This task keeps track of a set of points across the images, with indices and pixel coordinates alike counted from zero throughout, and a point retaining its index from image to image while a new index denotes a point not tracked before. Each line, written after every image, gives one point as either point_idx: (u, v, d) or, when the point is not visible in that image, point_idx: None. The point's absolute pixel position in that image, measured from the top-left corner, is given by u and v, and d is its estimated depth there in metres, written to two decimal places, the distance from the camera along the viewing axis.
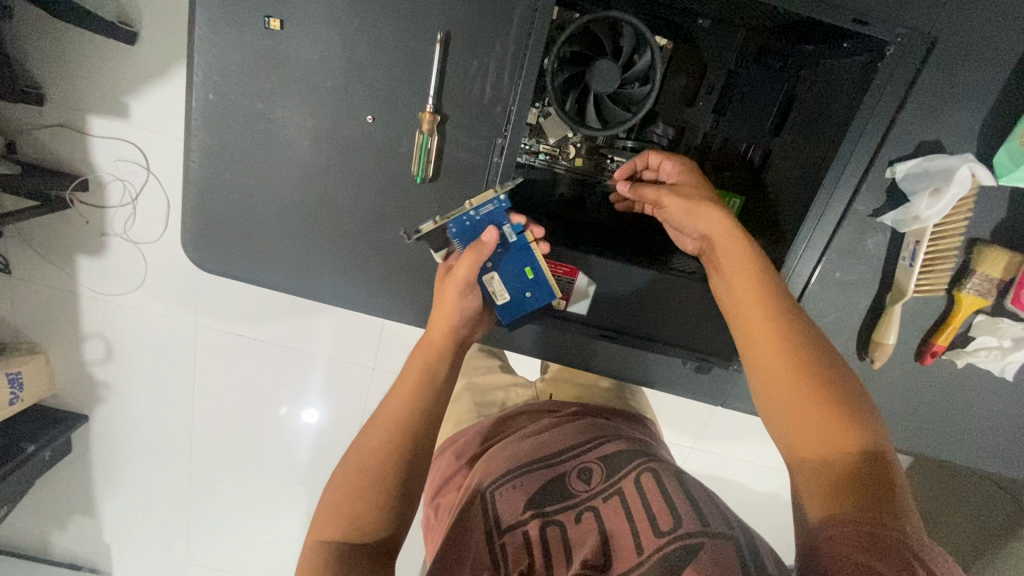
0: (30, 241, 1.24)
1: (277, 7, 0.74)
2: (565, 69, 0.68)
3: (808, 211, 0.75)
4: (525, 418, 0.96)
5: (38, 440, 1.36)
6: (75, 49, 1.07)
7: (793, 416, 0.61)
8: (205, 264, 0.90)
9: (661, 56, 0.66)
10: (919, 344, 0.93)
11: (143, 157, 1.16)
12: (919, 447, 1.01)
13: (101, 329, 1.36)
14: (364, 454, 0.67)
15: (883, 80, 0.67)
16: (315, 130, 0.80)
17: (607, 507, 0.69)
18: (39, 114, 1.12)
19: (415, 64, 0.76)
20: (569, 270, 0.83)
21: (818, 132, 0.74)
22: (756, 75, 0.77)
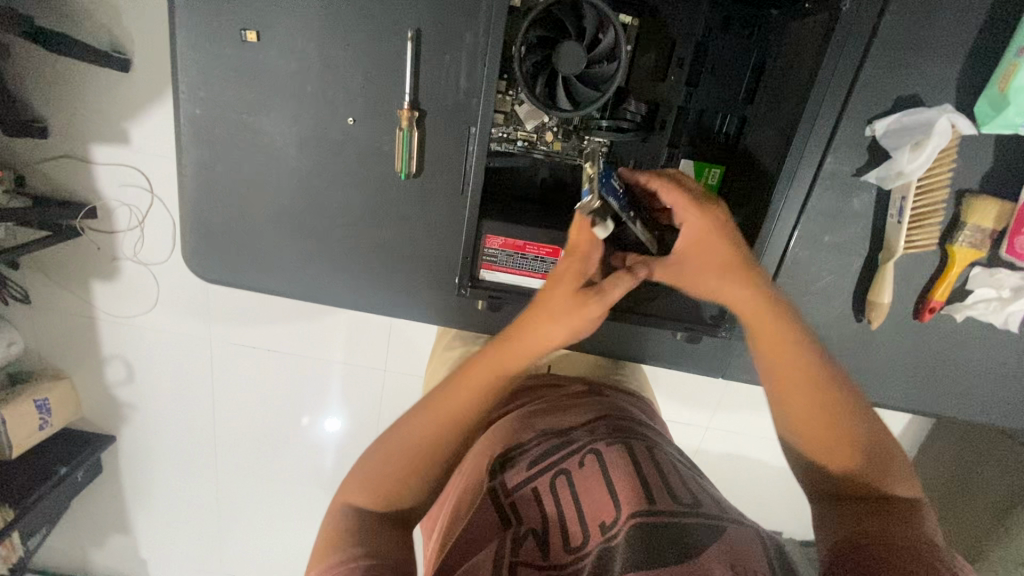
0: (49, 270, 1.30)
1: (252, 20, 0.76)
2: (532, 54, 0.69)
3: (785, 171, 0.76)
4: (519, 388, 0.95)
5: (70, 462, 1.42)
6: (76, 82, 1.12)
7: (819, 448, 0.68)
8: (207, 276, 0.92)
9: (623, 33, 0.67)
10: (918, 302, 0.93)
11: (146, 179, 1.19)
12: (926, 404, 1.01)
13: (120, 349, 1.40)
14: (415, 439, 0.68)
15: (844, 32, 0.68)
16: (300, 136, 0.83)
17: (610, 454, 0.68)
18: (45, 147, 1.17)
19: (389, 63, 0.78)
20: (552, 251, 0.85)
21: (789, 95, 0.75)
22: (725, 44, 0.78)
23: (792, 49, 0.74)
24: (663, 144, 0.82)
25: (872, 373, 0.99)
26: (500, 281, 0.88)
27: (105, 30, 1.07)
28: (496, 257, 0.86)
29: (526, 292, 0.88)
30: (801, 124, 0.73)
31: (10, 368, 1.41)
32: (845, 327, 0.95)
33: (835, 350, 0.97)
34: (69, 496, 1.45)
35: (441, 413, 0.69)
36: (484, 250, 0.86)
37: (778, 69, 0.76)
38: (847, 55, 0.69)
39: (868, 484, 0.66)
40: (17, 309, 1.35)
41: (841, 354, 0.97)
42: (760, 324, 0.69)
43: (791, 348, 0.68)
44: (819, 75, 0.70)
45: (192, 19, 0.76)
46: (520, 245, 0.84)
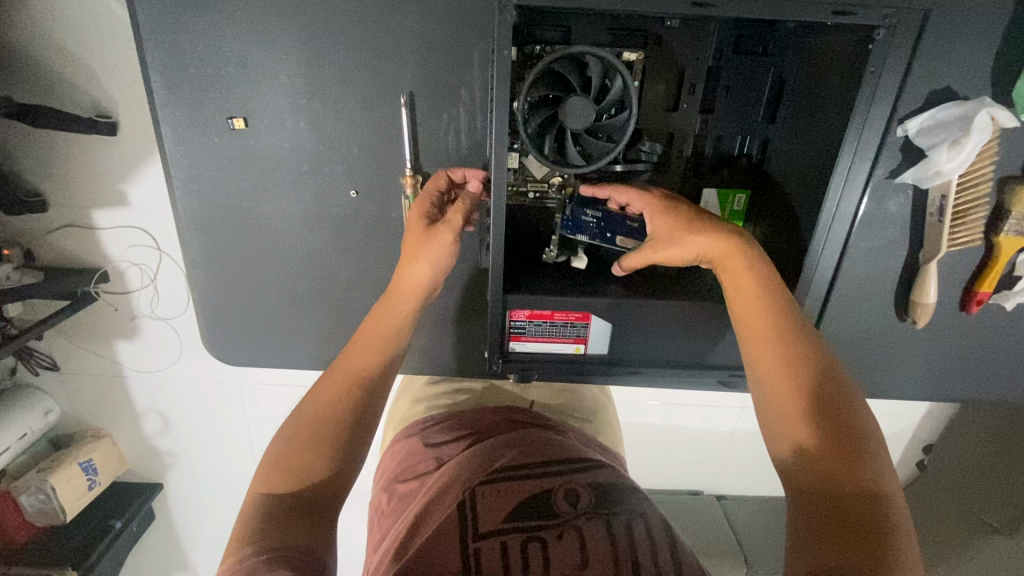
0: (70, 336, 1.26)
1: (238, 106, 0.73)
2: (536, 112, 0.66)
3: (822, 204, 0.72)
4: (487, 413, 0.86)
5: (123, 516, 1.42)
6: (64, 148, 1.04)
7: (797, 429, 0.59)
8: (225, 357, 0.91)
9: (632, 80, 0.64)
10: (963, 293, 0.87)
11: (153, 238, 1.12)
12: (973, 391, 0.98)
13: (155, 405, 1.36)
14: (327, 399, 0.64)
15: (877, 65, 0.65)
16: (301, 214, 0.80)
17: (591, 534, 0.58)
18: (46, 219, 1.11)
19: (385, 129, 0.75)
20: (583, 316, 0.78)
21: (816, 122, 0.72)
22: (739, 64, 0.73)
23: (812, 71, 0.71)
24: (681, 175, 0.79)
25: (911, 371, 0.96)
26: (529, 350, 0.82)
27: (85, 94, 0.99)
28: (524, 328, 0.80)
29: (557, 359, 0.82)
30: (836, 155, 0.70)
31: (51, 433, 1.40)
32: (883, 329, 0.91)
33: (875, 351, 0.93)
34: (127, 549, 1.46)
35: (344, 373, 0.66)
36: (510, 323, 0.79)
37: (800, 92, 0.73)
38: (885, 90, 0.65)
39: (860, 517, 0.53)
40: (45, 377, 1.32)
41: (881, 354, 0.94)
42: (740, 302, 0.67)
43: (773, 338, 0.64)
44: (855, 107, 0.67)
45: (177, 111, 0.73)
46: (548, 313, 0.78)
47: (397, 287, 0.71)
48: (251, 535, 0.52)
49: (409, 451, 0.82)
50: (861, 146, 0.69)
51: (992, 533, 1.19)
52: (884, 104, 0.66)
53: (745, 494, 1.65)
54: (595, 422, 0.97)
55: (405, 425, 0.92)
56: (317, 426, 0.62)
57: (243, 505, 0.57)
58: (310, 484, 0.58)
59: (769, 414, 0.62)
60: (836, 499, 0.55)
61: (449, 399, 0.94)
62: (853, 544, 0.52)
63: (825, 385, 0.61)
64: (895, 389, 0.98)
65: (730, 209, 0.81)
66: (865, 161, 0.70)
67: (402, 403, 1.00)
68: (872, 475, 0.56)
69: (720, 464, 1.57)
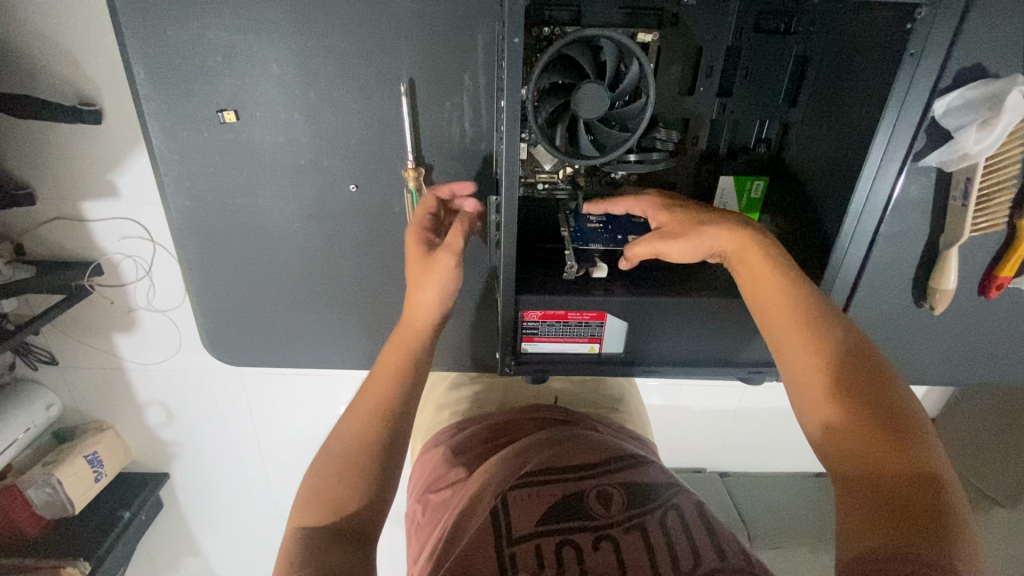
0: (68, 331, 1.23)
1: (228, 97, 0.69)
2: (546, 100, 0.63)
3: (851, 194, 0.69)
4: (512, 415, 0.87)
5: (132, 506, 1.42)
6: (48, 139, 1.00)
7: (830, 418, 0.57)
8: (228, 357, 0.88)
9: (648, 65, 0.61)
10: (982, 278, 0.85)
11: (147, 231, 1.08)
12: (987, 373, 0.97)
13: (159, 398, 1.35)
14: (357, 428, 0.62)
15: (917, 48, 0.60)
16: (299, 208, 0.76)
17: (627, 538, 0.58)
18: (35, 212, 1.06)
19: (385, 118, 0.71)
20: (598, 315, 0.76)
21: (845, 108, 0.69)
22: (761, 45, 0.69)
23: (841, 52, 0.68)
24: (695, 161, 0.77)
25: (926, 356, 0.94)
26: (541, 350, 0.79)
27: (68, 82, 0.94)
28: (537, 329, 0.77)
29: (572, 358, 0.80)
30: (868, 143, 0.66)
31: (54, 427, 1.39)
32: (901, 316, 0.89)
33: (891, 337, 0.91)
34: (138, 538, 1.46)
35: (368, 399, 0.64)
36: (522, 324, 0.76)
37: (828, 73, 0.70)
38: (925, 76, 0.61)
39: (913, 501, 0.49)
40: (45, 371, 1.30)
41: (897, 340, 0.92)
42: (759, 291, 0.65)
43: (798, 323, 0.61)
44: (891, 92, 0.63)
45: (164, 103, 0.69)
46: (562, 313, 0.75)
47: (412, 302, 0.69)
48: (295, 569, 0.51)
49: (438, 460, 0.83)
50: (893, 137, 0.65)
51: (993, 504, 1.21)
52: (919, 93, 0.63)
53: (749, 471, 1.66)
54: (620, 414, 0.99)
55: (432, 433, 0.94)
56: (350, 453, 0.60)
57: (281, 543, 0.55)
58: (348, 513, 0.56)
59: (801, 404, 0.60)
60: (880, 480, 0.52)
61: (471, 403, 0.95)
62: (908, 524, 0.48)
63: (858, 364, 0.58)
64: (906, 375, 0.96)
65: (748, 196, 0.80)
66: (901, 148, 0.65)
67: (427, 410, 1.02)
68: (918, 453, 0.52)
69: (725, 442, 1.58)
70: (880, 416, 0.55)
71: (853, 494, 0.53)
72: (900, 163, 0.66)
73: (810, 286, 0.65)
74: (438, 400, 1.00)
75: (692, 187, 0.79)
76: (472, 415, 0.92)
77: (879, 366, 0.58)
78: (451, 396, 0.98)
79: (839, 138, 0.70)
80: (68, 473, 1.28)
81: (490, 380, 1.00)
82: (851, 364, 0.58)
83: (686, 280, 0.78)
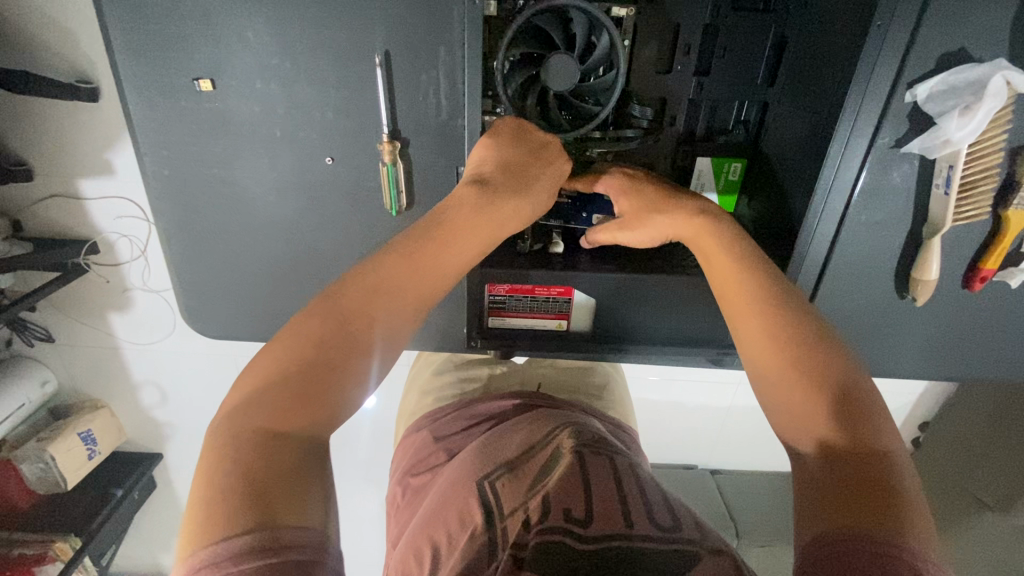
0: (62, 307, 1.23)
1: (205, 67, 0.69)
2: (518, 71, 0.68)
3: (824, 165, 0.74)
4: (496, 399, 0.88)
5: (124, 485, 1.43)
6: (44, 116, 1.00)
7: (795, 403, 0.56)
8: (211, 332, 0.89)
9: (617, 36, 0.65)
10: (966, 269, 0.84)
11: (140, 208, 1.09)
12: (974, 369, 0.95)
13: (151, 376, 1.36)
14: (327, 332, 0.52)
15: (882, 18, 0.65)
16: (277, 181, 0.76)
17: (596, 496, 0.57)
18: (32, 189, 1.07)
19: (361, 91, 0.71)
20: (564, 290, 0.83)
21: (819, 83, 0.74)
22: (737, 23, 0.73)
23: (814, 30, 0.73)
24: (674, 141, 0.81)
25: (911, 349, 0.93)
26: (511, 324, 0.87)
27: (62, 58, 0.94)
28: (505, 302, 0.85)
29: (541, 332, 0.87)
30: (840, 113, 0.71)
31: (49, 404, 1.40)
32: (884, 306, 0.88)
33: (875, 328, 0.90)
34: (130, 515, 1.47)
35: (354, 313, 0.54)
36: (491, 297, 0.84)
37: (805, 50, 0.74)
38: (891, 46, 0.66)
39: (873, 484, 0.49)
40: (40, 348, 1.31)
41: (881, 331, 0.91)
42: (721, 276, 0.65)
43: (762, 307, 0.61)
44: (860, 62, 0.68)
45: (143, 72, 0.69)
46: (528, 287, 0.83)
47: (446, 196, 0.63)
48: (228, 479, 0.44)
49: (421, 444, 0.84)
50: (862, 110, 0.70)
51: (981, 508, 1.22)
52: (887, 60, 0.67)
53: (741, 469, 1.65)
54: (604, 399, 0.99)
55: (415, 418, 0.94)
56: (318, 353, 0.51)
57: (204, 432, 0.48)
58: (298, 420, 0.49)
59: (761, 386, 0.59)
60: (841, 459, 0.52)
61: (455, 388, 0.95)
62: (864, 502, 0.48)
63: (820, 347, 0.58)
64: (892, 369, 0.95)
65: (726, 178, 0.85)
66: (870, 116, 0.71)
67: (410, 399, 1.03)
68: (874, 433, 0.53)
69: (718, 439, 1.57)
70: (839, 399, 0.55)
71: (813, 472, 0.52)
72: (870, 133, 0.72)
73: (774, 271, 0.64)
74: (422, 384, 1.01)
75: (673, 167, 0.84)
76: (456, 399, 0.92)
77: (838, 350, 0.58)
78: (434, 381, 0.99)
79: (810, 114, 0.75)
80: (61, 448, 1.30)
81: (474, 364, 1.01)
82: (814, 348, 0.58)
83: (655, 258, 0.82)
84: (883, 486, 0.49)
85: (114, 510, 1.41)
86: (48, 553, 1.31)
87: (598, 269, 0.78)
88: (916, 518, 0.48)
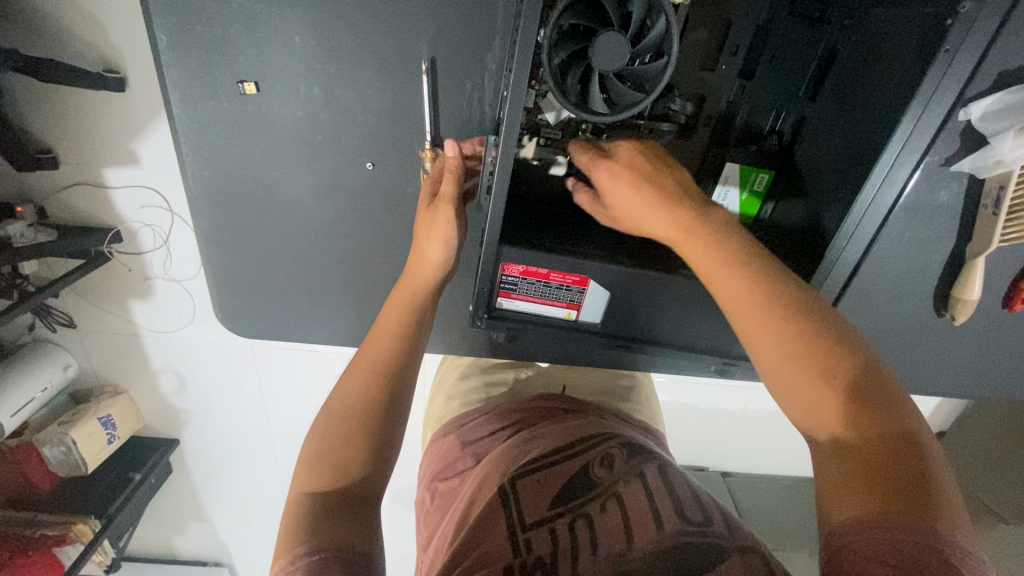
0: (84, 293, 1.22)
1: (248, 70, 0.68)
2: (563, 44, 0.58)
3: (861, 189, 0.67)
4: (522, 404, 0.87)
5: (142, 469, 1.44)
6: (67, 103, 0.97)
7: (825, 408, 0.53)
8: (242, 330, 0.89)
9: (677, 20, 0.56)
10: (1006, 290, 0.82)
11: (165, 199, 1.08)
12: (1001, 384, 0.95)
13: (172, 364, 1.36)
14: (355, 389, 0.60)
15: (951, 45, 0.58)
16: (315, 185, 0.76)
17: (628, 489, 0.58)
18: (57, 176, 1.04)
19: (405, 97, 0.70)
20: (580, 280, 0.73)
21: (865, 105, 0.66)
22: (789, 29, 0.67)
23: (868, 51, 0.66)
24: (704, 144, 0.74)
25: (942, 364, 0.92)
26: (517, 308, 0.77)
27: (91, 46, 0.91)
28: (515, 285, 0.74)
29: (547, 321, 0.78)
30: (887, 137, 0.64)
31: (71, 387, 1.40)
32: (919, 322, 0.87)
33: (909, 343, 0.89)
34: (148, 498, 1.49)
35: (378, 336, 0.65)
36: (501, 278, 0.73)
37: (855, 65, 0.67)
38: (951, 79, 0.60)
39: (903, 480, 0.47)
40: (64, 334, 1.30)
41: (914, 346, 0.90)
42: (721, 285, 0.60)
43: (765, 307, 0.57)
44: (919, 89, 0.60)
45: (182, 71, 0.67)
46: (543, 273, 0.72)
47: (416, 269, 0.69)
48: (294, 539, 0.49)
49: (448, 449, 0.84)
50: (911, 136, 0.63)
51: (998, 521, 1.21)
52: (947, 91, 0.61)
53: (751, 470, 1.66)
54: (631, 401, 0.98)
55: (442, 421, 0.94)
56: (351, 412, 0.59)
57: (288, 506, 0.53)
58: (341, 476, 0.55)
59: (783, 396, 0.56)
60: (863, 451, 0.50)
61: (482, 393, 0.95)
62: (894, 495, 0.46)
63: (823, 344, 0.54)
64: (918, 384, 0.95)
65: (751, 189, 0.76)
66: (921, 144, 0.64)
67: (435, 399, 1.03)
68: (899, 421, 0.51)
69: (732, 441, 1.57)
70: (860, 399, 0.52)
71: (838, 466, 0.50)
72: (914, 162, 0.65)
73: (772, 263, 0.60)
74: (449, 387, 1.01)
75: (697, 170, 0.76)
76: (483, 404, 0.92)
77: (845, 341, 0.55)
78: (461, 384, 0.99)
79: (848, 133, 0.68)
80: (82, 433, 1.30)
81: (498, 366, 1.01)
82: (823, 348, 0.54)
83: (675, 259, 0.76)
84: (916, 475, 0.47)
85: (134, 493, 1.42)
86: (66, 535, 1.33)
87: (629, 272, 0.72)
88: (953, 512, 0.46)
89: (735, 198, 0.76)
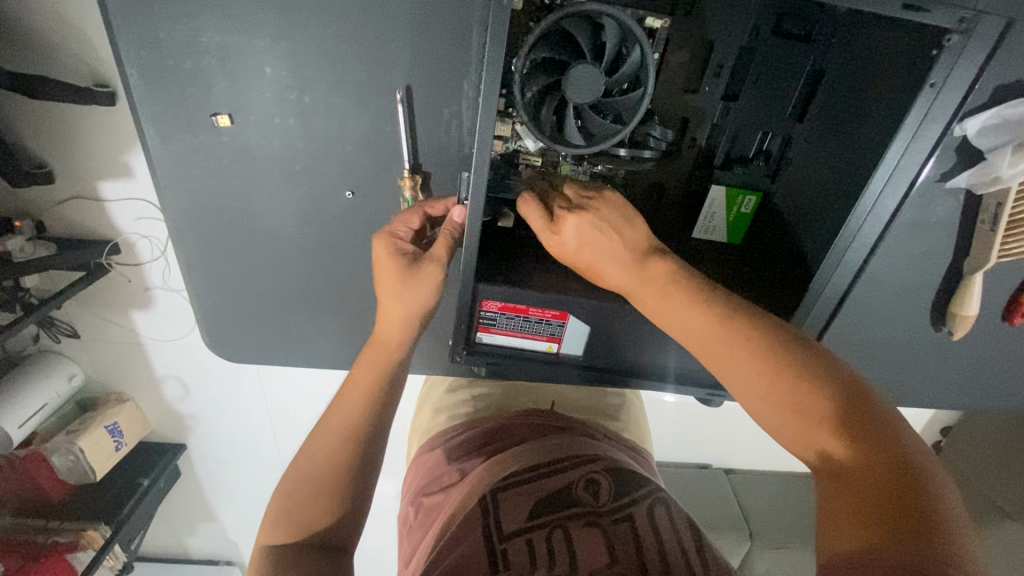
0: (86, 303, 1.21)
1: (222, 103, 0.67)
2: (536, 76, 0.56)
3: (846, 217, 0.66)
4: (509, 419, 0.87)
5: (150, 474, 1.46)
6: (52, 121, 0.95)
7: (810, 433, 0.52)
8: (228, 354, 0.89)
9: (653, 52, 0.55)
10: (1006, 303, 0.80)
11: (159, 210, 1.06)
12: (1005, 394, 0.93)
13: (176, 372, 1.36)
14: (324, 446, 0.65)
15: (936, 81, 0.57)
16: (295, 212, 0.75)
17: (615, 527, 0.58)
18: (54, 190, 1.03)
19: (381, 125, 0.69)
20: (560, 314, 0.72)
21: (853, 129, 0.65)
22: (774, 49, 0.64)
23: (857, 73, 0.64)
24: (688, 166, 0.73)
25: (943, 375, 0.90)
26: (497, 342, 0.76)
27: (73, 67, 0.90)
28: (494, 320, 0.73)
29: (527, 355, 0.77)
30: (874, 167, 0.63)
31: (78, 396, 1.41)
32: (917, 336, 0.85)
33: (907, 356, 0.87)
34: (156, 504, 1.50)
35: (352, 388, 0.68)
36: (480, 314, 0.72)
37: (844, 87, 0.65)
38: (939, 110, 0.59)
39: (893, 495, 0.46)
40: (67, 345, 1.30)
41: (913, 358, 0.88)
42: (687, 329, 0.60)
43: (728, 343, 0.57)
44: (904, 120, 0.59)
45: (154, 105, 0.66)
46: (521, 308, 0.71)
47: (384, 323, 0.69)
48: None
49: (434, 464, 0.84)
50: (899, 164, 0.62)
51: (1003, 518, 1.21)
52: (936, 120, 0.60)
53: (755, 468, 1.65)
54: (620, 419, 0.98)
55: (429, 437, 0.94)
56: (315, 468, 0.64)
57: (255, 552, 0.61)
58: (305, 530, 0.61)
59: (774, 429, 0.55)
60: (851, 475, 0.48)
61: (470, 408, 0.95)
62: (886, 518, 0.45)
63: (791, 367, 0.54)
64: (919, 395, 0.93)
65: (737, 212, 0.75)
66: (907, 172, 0.63)
67: (425, 416, 1.03)
68: (885, 434, 0.49)
69: (735, 440, 1.55)
70: (839, 419, 0.51)
71: (831, 497, 0.49)
72: (902, 190, 0.64)
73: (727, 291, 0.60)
74: (439, 401, 1.00)
75: (684, 191, 0.75)
76: (469, 418, 0.92)
77: (815, 359, 0.54)
78: (451, 400, 0.98)
79: (836, 157, 0.67)
80: (89, 442, 1.32)
81: (487, 383, 1.00)
82: (792, 374, 0.53)
83: None
84: (907, 490, 0.46)
85: (143, 499, 1.44)
86: (78, 541, 1.34)
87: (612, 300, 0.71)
88: (945, 520, 0.44)
89: (722, 219, 0.75)
